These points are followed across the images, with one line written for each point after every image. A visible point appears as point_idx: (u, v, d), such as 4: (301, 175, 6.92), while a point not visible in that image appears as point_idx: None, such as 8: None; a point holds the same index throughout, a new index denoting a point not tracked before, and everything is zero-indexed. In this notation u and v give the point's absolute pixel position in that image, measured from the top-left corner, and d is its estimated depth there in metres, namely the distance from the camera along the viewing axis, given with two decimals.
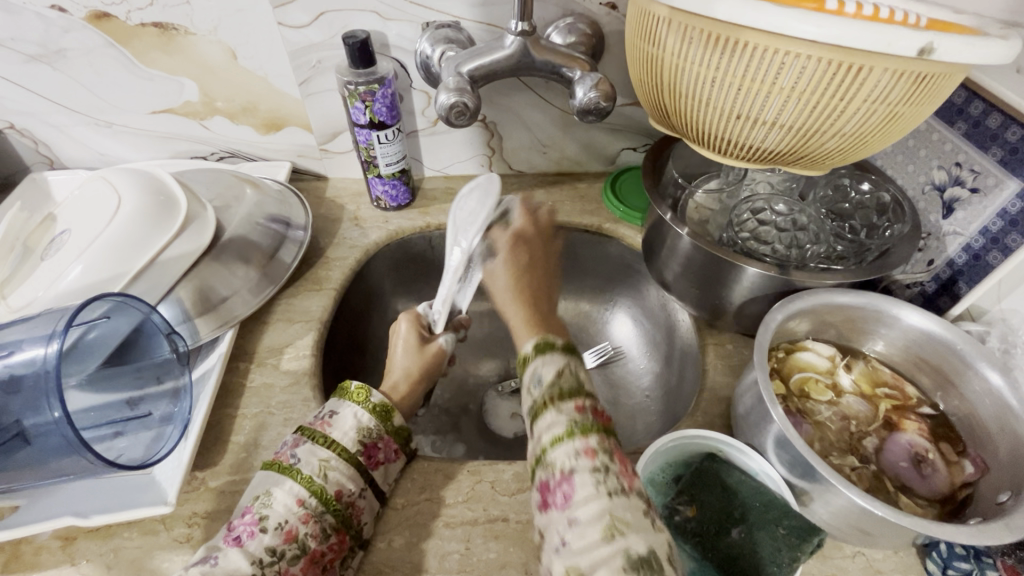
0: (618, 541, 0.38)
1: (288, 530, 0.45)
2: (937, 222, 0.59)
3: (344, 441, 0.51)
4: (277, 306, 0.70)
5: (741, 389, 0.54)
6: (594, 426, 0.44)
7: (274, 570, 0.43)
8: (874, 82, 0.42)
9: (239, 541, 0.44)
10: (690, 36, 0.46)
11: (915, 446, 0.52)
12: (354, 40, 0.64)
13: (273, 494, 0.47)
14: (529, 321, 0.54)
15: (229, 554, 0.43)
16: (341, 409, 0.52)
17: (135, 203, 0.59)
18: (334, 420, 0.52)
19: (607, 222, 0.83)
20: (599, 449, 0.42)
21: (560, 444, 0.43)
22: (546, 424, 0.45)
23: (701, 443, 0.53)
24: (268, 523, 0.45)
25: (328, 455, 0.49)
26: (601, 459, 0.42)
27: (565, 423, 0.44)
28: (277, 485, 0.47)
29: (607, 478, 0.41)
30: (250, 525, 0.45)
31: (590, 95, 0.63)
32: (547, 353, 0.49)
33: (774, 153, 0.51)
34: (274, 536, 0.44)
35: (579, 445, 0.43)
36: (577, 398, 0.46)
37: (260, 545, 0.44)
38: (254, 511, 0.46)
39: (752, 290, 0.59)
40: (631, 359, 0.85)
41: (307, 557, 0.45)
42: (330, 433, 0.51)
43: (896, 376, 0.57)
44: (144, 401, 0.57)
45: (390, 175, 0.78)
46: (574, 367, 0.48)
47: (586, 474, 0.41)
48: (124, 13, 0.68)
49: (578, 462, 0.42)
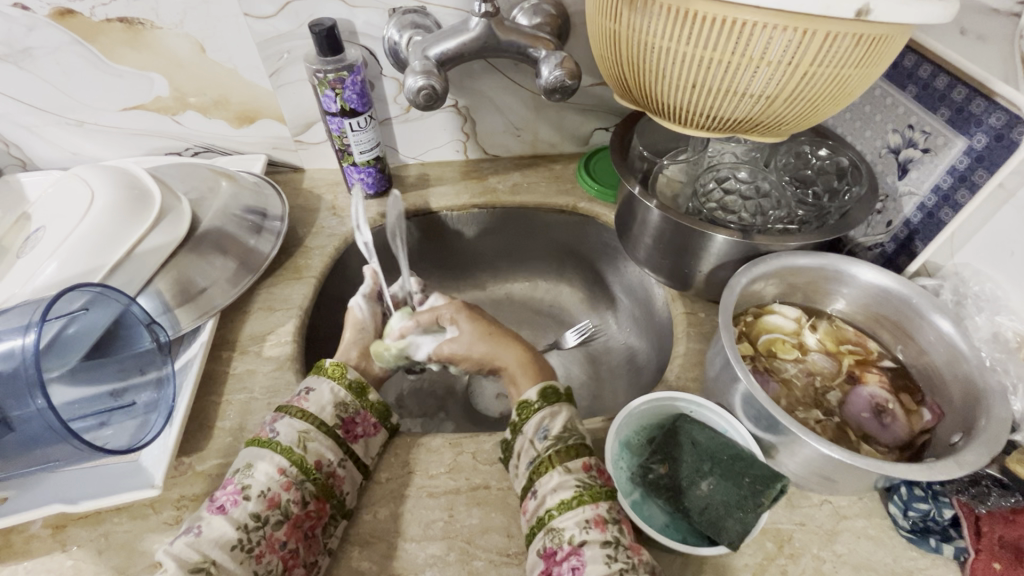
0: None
1: (271, 497, 0.47)
2: (894, 184, 0.61)
3: (323, 415, 0.53)
4: (258, 295, 0.71)
5: (711, 351, 0.56)
6: (603, 492, 0.47)
7: (258, 534, 0.46)
8: (821, 47, 0.44)
9: (222, 510, 0.46)
10: (647, 8, 0.48)
11: (876, 397, 0.53)
12: (321, 28, 0.65)
13: (255, 466, 0.49)
14: (525, 360, 0.62)
15: (214, 521, 0.45)
16: (317, 386, 0.55)
17: (108, 199, 0.60)
18: (312, 395, 0.55)
19: (581, 201, 0.85)
20: (608, 520, 0.45)
21: (570, 511, 0.46)
22: (553, 484, 0.48)
23: (672, 405, 0.55)
24: (250, 492, 0.47)
25: (306, 427, 0.52)
26: (610, 531, 0.45)
27: (574, 488, 0.47)
28: (257, 458, 0.49)
29: (616, 553, 0.44)
30: (233, 494, 0.47)
31: (555, 73, 0.64)
32: (556, 404, 0.53)
33: (734, 121, 0.52)
34: (257, 503, 0.46)
35: (589, 514, 0.45)
36: (583, 456, 0.49)
37: (244, 511, 0.46)
38: (235, 481, 0.48)
39: (719, 258, 0.61)
40: (611, 334, 0.88)
41: (290, 522, 0.47)
42: (306, 407, 0.53)
43: (858, 333, 0.59)
44: (128, 392, 0.58)
45: (364, 162, 0.79)
46: (575, 419, 0.53)
47: (597, 547, 0.44)
48: (88, 9, 0.68)
49: (588, 535, 0.44)
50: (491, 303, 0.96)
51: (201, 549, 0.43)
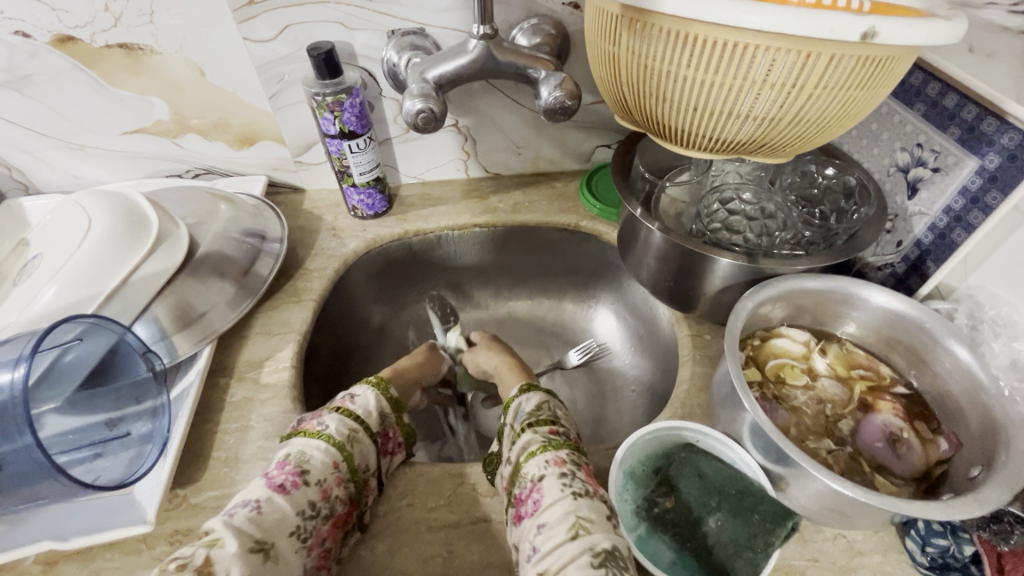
0: (582, 539, 0.44)
1: (325, 488, 0.50)
2: (903, 203, 0.59)
3: (367, 418, 0.58)
4: (257, 319, 0.70)
5: (718, 377, 0.56)
6: (565, 443, 0.53)
7: (311, 524, 0.48)
8: (826, 68, 0.43)
9: (283, 489, 0.48)
10: (646, 31, 0.47)
11: (890, 426, 0.52)
12: (318, 51, 0.65)
13: (310, 453, 0.51)
14: (511, 364, 0.77)
15: (275, 501, 0.47)
16: (360, 393, 0.60)
17: (106, 225, 0.60)
18: (355, 399, 0.59)
19: (584, 220, 0.84)
20: (567, 459, 0.51)
21: (533, 458, 0.51)
22: (523, 444, 0.54)
23: (677, 434, 0.53)
24: (310, 477, 0.49)
25: (354, 426, 0.55)
26: (568, 466, 0.50)
27: (539, 441, 0.53)
28: (309, 445, 0.52)
29: (573, 482, 0.48)
30: (293, 476, 0.49)
31: (554, 94, 0.63)
32: (529, 391, 0.61)
33: (738, 143, 0.51)
34: (314, 491, 0.49)
35: (549, 456, 0.51)
36: (549, 424, 0.56)
37: (304, 496, 0.48)
38: (293, 463, 0.50)
39: (724, 281, 0.59)
40: (615, 354, 0.86)
41: (333, 520, 0.49)
42: (351, 408, 0.58)
43: (870, 358, 0.57)
44: (124, 421, 0.57)
45: (364, 183, 0.79)
46: (551, 403, 0.60)
47: (555, 479, 0.49)
48: (88, 36, 0.68)
49: (547, 470, 0.50)
50: (494, 322, 0.95)
51: (264, 526, 0.45)
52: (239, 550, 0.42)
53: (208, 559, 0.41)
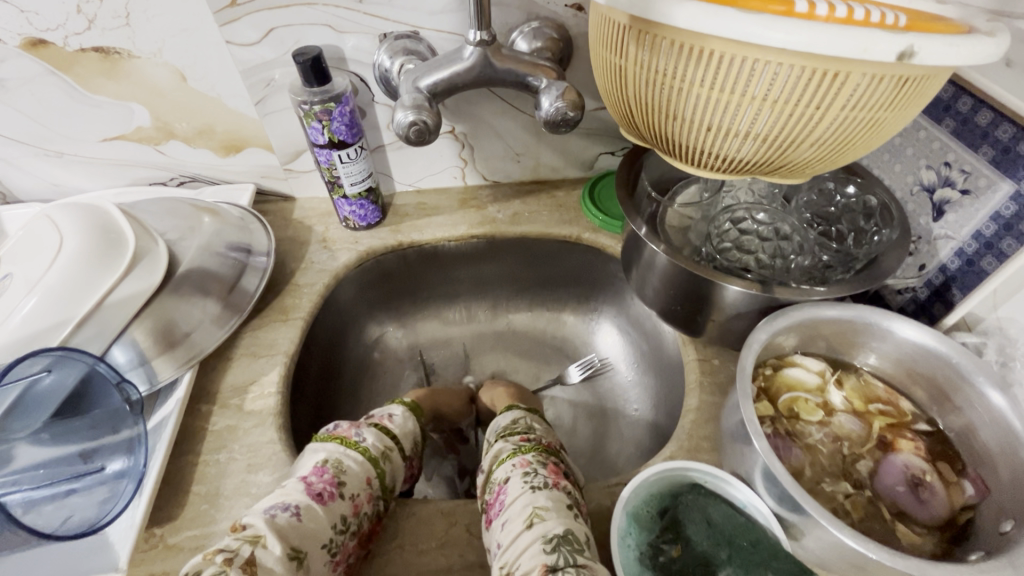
0: (537, 527, 0.47)
1: (356, 503, 0.51)
2: (927, 225, 0.56)
3: (402, 438, 0.63)
4: (243, 339, 0.67)
5: (729, 407, 0.53)
6: (534, 448, 0.57)
7: (341, 537, 0.48)
8: (853, 89, 0.39)
9: (320, 498, 0.49)
10: (655, 44, 0.43)
11: (911, 468, 0.48)
12: (305, 57, 0.60)
13: (346, 464, 0.53)
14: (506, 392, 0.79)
15: (312, 510, 0.48)
16: (396, 414, 0.65)
17: (79, 244, 0.56)
18: (392, 419, 0.64)
19: (586, 231, 0.80)
20: (533, 460, 0.55)
21: (503, 465, 0.55)
22: (494, 454, 0.59)
23: (684, 474, 0.50)
24: (345, 490, 0.51)
25: (390, 444, 0.60)
26: (532, 466, 0.54)
27: (511, 449, 0.58)
28: (346, 456, 0.54)
29: (534, 478, 0.52)
30: (329, 486, 0.50)
31: (556, 105, 0.59)
32: (508, 409, 0.67)
33: (752, 165, 0.47)
34: (347, 505, 0.50)
35: (517, 460, 0.55)
36: (520, 433, 0.60)
37: (338, 508, 0.49)
38: (331, 473, 0.51)
39: (734, 309, 0.56)
40: (617, 371, 0.83)
41: (359, 536, 0.50)
42: (388, 427, 0.62)
43: (889, 391, 0.54)
44: (98, 454, 0.53)
45: (356, 194, 0.75)
46: (527, 418, 0.64)
47: (519, 478, 0.52)
48: (61, 39, 0.64)
49: (513, 472, 0.53)
50: (491, 336, 0.91)
51: (296, 536, 0.46)
52: (281, 556, 0.43)
53: (251, 559, 0.42)
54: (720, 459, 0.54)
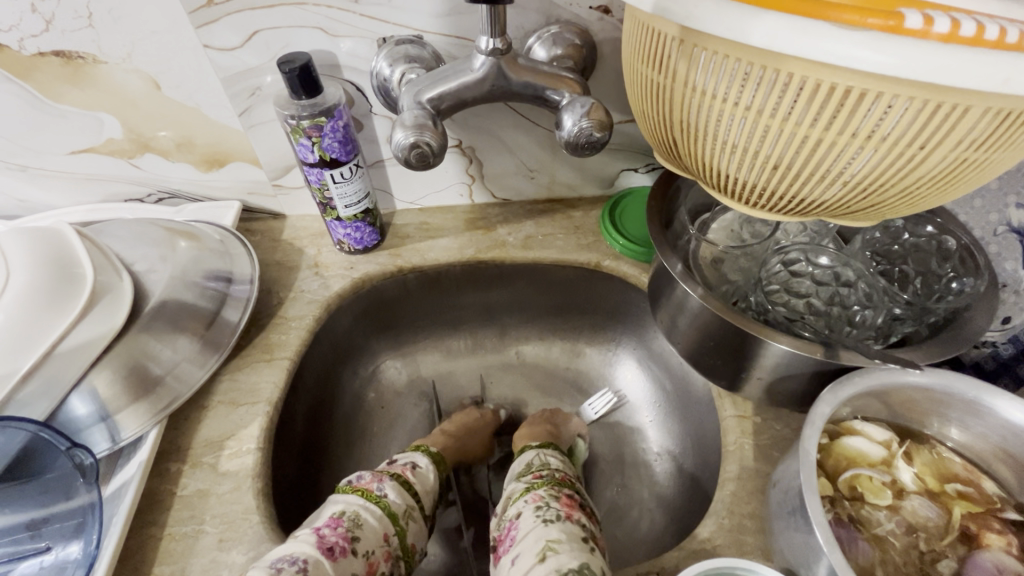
0: (550, 560, 0.45)
1: (372, 562, 0.50)
2: (1015, 272, 0.47)
3: (422, 494, 0.61)
4: (221, 384, 0.59)
5: (779, 488, 0.45)
6: (547, 483, 0.56)
7: None
8: (968, 124, 0.31)
9: (332, 553, 0.47)
10: (711, 61, 0.35)
11: (1005, 571, 0.40)
12: (291, 66, 0.52)
13: (364, 519, 0.52)
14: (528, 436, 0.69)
15: (323, 564, 0.46)
16: (420, 464, 0.63)
17: (27, 283, 0.49)
18: (415, 470, 0.62)
19: (606, 258, 0.72)
20: (545, 495, 0.54)
21: (515, 502, 0.55)
22: (508, 493, 0.58)
23: (731, 573, 0.41)
24: (359, 547, 0.50)
25: (411, 502, 0.58)
26: (545, 500, 0.53)
27: (523, 487, 0.57)
28: (365, 510, 0.53)
29: (546, 510, 0.51)
30: (343, 540, 0.49)
31: (580, 125, 0.51)
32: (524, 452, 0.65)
33: (820, 207, 0.39)
34: (361, 563, 0.49)
35: (529, 496, 0.54)
36: (535, 471, 0.59)
37: (352, 563, 0.48)
38: (345, 526, 0.50)
39: (786, 368, 0.48)
40: (637, 412, 0.75)
41: None
42: (410, 479, 0.60)
43: (969, 469, 0.46)
44: (44, 531, 0.47)
45: (351, 217, 0.67)
46: (541, 456, 0.62)
47: (530, 512, 0.52)
48: (16, 42, 0.56)
49: (524, 506, 0.53)
50: (499, 367, 0.83)
51: None
52: None
53: None
54: (768, 544, 0.46)
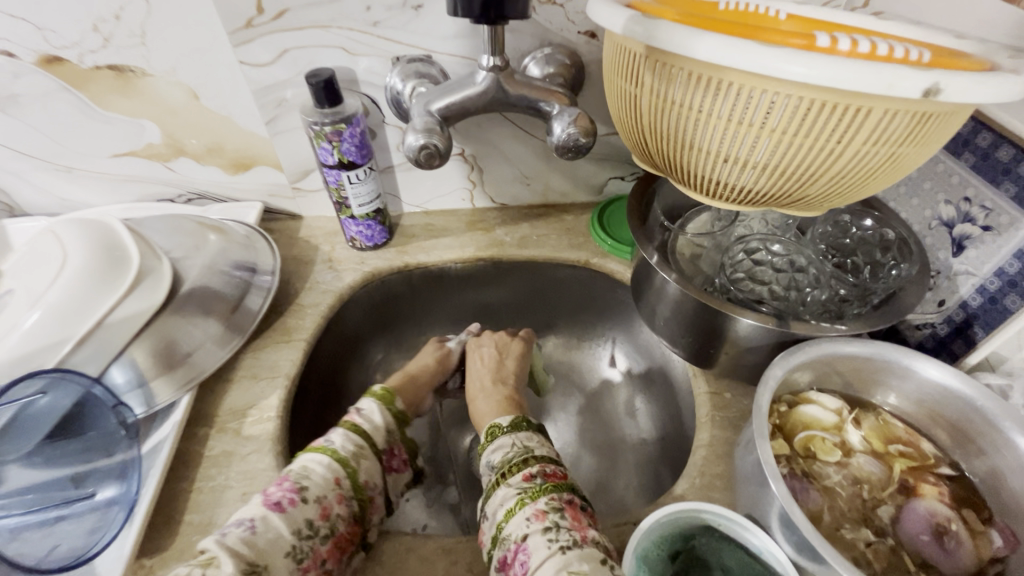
0: None
1: (325, 506, 0.48)
2: (946, 260, 0.55)
3: (375, 436, 0.56)
4: (243, 361, 0.65)
5: (742, 446, 0.51)
6: (543, 489, 0.48)
7: (308, 543, 0.46)
8: (875, 123, 0.38)
9: (279, 507, 0.46)
10: (672, 74, 0.42)
11: (936, 516, 0.46)
12: (317, 78, 0.60)
13: (312, 470, 0.50)
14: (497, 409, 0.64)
15: (271, 521, 0.45)
16: (365, 406, 0.58)
17: (81, 262, 0.55)
18: (362, 413, 0.57)
19: (594, 257, 0.79)
20: (549, 510, 0.46)
21: (514, 517, 0.47)
22: (499, 500, 0.49)
23: (694, 516, 0.48)
24: (307, 495, 0.48)
25: (361, 443, 0.54)
26: (551, 518, 0.46)
27: (516, 495, 0.49)
28: (313, 461, 0.51)
29: (558, 535, 0.44)
30: (290, 493, 0.47)
31: (568, 131, 0.58)
32: (497, 437, 0.56)
33: (767, 196, 0.46)
34: (312, 509, 0.47)
35: (530, 511, 0.47)
36: (523, 469, 0.51)
37: (302, 515, 0.47)
38: (291, 480, 0.49)
39: (748, 343, 0.55)
40: (625, 399, 0.81)
41: (334, 539, 0.48)
42: (357, 422, 0.56)
43: (910, 432, 0.52)
44: (90, 478, 0.52)
45: (363, 215, 0.75)
46: (520, 440, 0.55)
47: (539, 537, 0.45)
48: (75, 56, 0.64)
49: (530, 528, 0.45)
50: None
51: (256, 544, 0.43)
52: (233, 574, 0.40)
53: None
54: (733, 499, 0.52)
